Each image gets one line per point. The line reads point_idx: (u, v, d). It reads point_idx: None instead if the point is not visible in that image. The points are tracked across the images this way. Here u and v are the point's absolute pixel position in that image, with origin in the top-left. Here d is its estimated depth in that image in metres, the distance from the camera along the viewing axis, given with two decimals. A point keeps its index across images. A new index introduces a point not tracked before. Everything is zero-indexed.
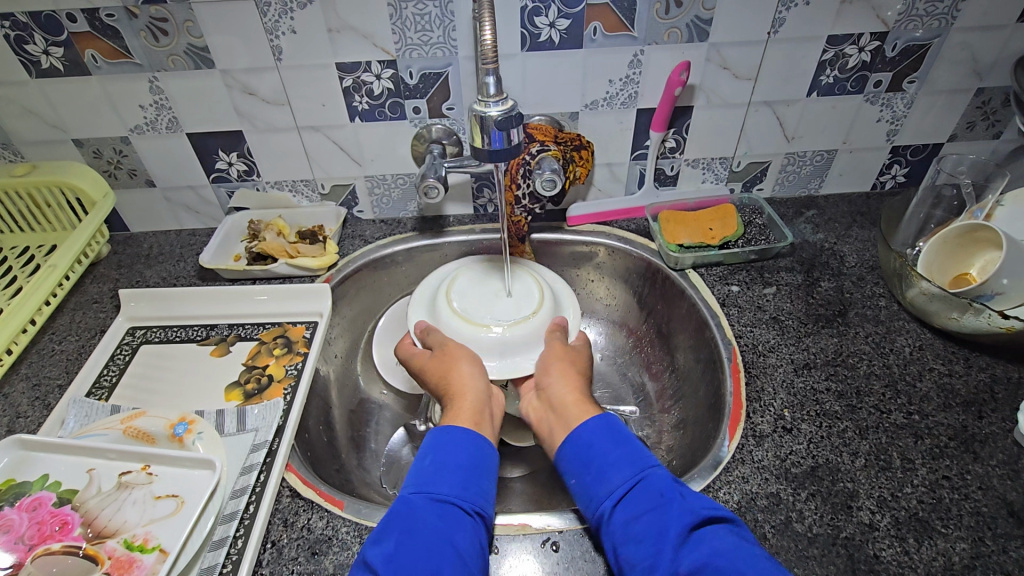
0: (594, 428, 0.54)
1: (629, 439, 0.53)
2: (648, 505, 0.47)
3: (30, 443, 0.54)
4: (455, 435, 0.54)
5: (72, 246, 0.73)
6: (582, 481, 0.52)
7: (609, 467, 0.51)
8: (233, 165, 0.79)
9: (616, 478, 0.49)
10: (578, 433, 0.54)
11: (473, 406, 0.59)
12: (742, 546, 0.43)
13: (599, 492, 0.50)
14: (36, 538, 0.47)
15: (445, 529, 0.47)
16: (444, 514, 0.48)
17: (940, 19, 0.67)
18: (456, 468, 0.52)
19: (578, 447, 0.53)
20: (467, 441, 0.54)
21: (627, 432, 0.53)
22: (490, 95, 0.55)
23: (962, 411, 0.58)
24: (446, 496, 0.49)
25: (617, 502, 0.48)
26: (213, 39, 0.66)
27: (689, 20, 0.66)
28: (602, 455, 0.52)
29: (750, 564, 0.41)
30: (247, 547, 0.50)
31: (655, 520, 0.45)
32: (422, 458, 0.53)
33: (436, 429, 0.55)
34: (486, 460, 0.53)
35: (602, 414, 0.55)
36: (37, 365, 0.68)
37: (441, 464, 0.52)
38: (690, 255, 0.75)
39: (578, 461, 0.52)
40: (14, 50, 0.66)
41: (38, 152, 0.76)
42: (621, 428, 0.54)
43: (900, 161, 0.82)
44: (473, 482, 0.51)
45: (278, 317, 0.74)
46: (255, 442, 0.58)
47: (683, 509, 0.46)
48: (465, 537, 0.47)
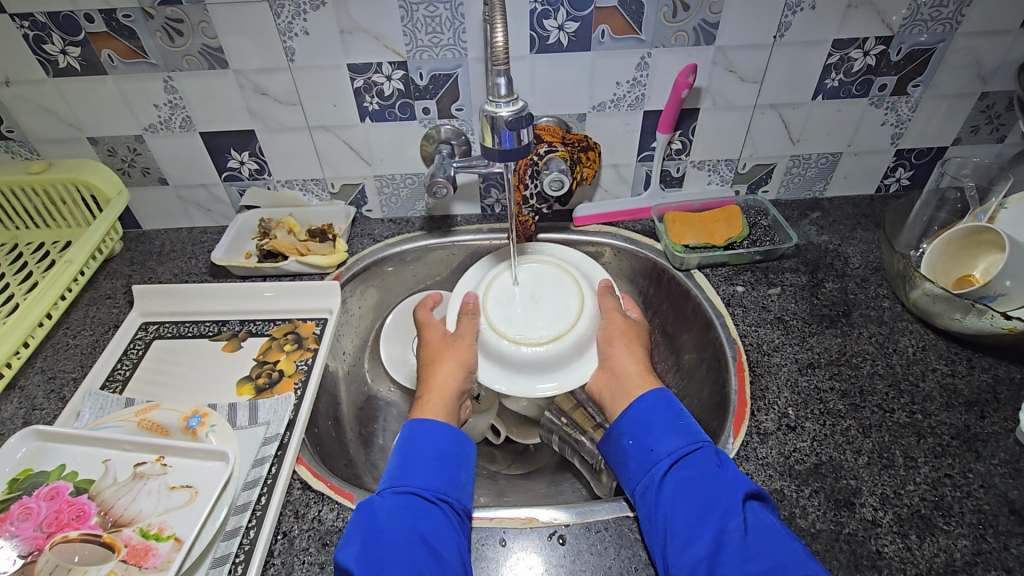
0: (655, 400, 0.57)
1: (685, 414, 0.56)
2: (704, 470, 0.50)
3: (47, 434, 0.55)
4: (426, 427, 0.56)
5: (87, 242, 0.74)
6: (639, 443, 0.55)
7: (668, 433, 0.54)
8: (245, 164, 0.80)
9: (676, 442, 0.53)
10: (641, 403, 0.57)
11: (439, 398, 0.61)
12: (778, 526, 0.46)
13: (656, 453, 0.53)
14: (55, 526, 0.48)
15: (410, 519, 0.48)
16: (406, 506, 0.50)
17: (944, 24, 0.67)
18: (430, 458, 0.54)
19: (639, 414, 0.57)
20: (438, 433, 0.56)
21: (682, 408, 0.57)
22: (500, 96, 0.56)
23: (964, 411, 0.59)
24: (413, 487, 0.51)
25: (675, 463, 0.52)
26: (227, 39, 0.67)
27: (696, 24, 0.67)
28: (660, 423, 0.55)
29: (783, 539, 0.44)
30: (259, 538, 0.51)
31: (711, 484, 0.49)
32: (394, 454, 0.55)
33: (410, 422, 0.58)
34: (458, 449, 0.56)
35: (662, 388, 0.59)
36: (52, 358, 0.69)
37: (408, 459, 0.54)
38: (695, 256, 0.75)
39: (639, 426, 0.56)
40: (32, 50, 0.67)
41: (54, 150, 0.78)
42: (679, 404, 0.58)
43: (904, 164, 0.82)
44: (442, 471, 0.53)
45: (289, 314, 0.75)
46: (266, 436, 0.59)
47: (736, 478, 0.49)
48: (430, 524, 0.48)
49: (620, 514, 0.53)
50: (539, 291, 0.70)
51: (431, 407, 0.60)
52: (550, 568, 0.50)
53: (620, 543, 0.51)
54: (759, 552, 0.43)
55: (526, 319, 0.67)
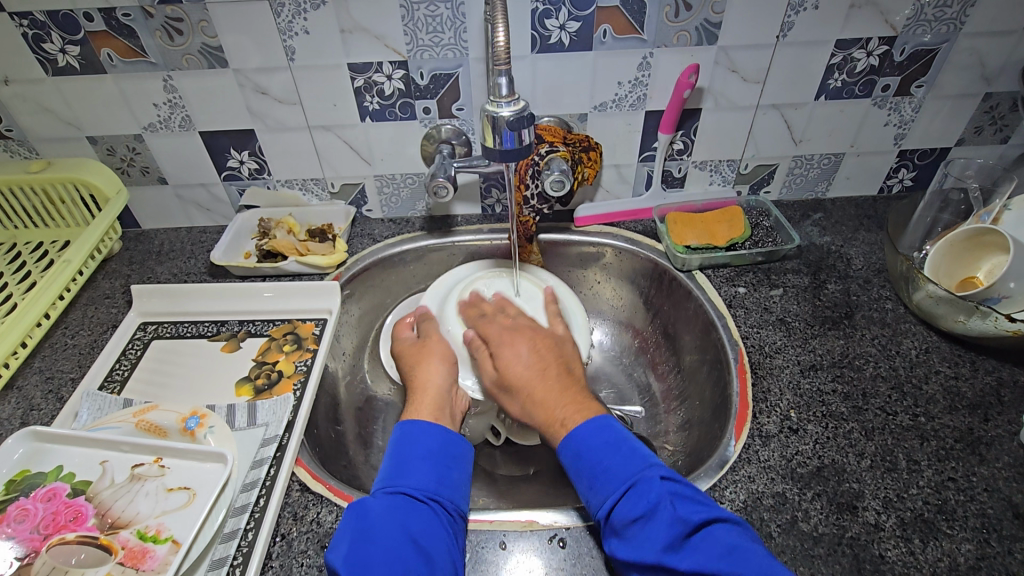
0: (588, 433, 0.54)
1: (617, 444, 0.53)
2: (637, 511, 0.47)
3: (44, 434, 0.55)
4: (417, 427, 0.56)
5: (86, 242, 0.74)
6: (580, 489, 0.53)
7: (597, 476, 0.51)
8: (245, 163, 0.80)
9: (605, 489, 0.50)
10: (568, 442, 0.54)
11: (434, 400, 0.60)
12: (734, 548, 0.43)
13: (593, 501, 0.51)
14: (51, 528, 0.48)
15: (400, 519, 0.48)
16: (397, 506, 0.49)
17: (948, 25, 0.67)
18: (420, 458, 0.53)
19: (571, 456, 0.54)
20: (430, 433, 0.55)
21: (618, 435, 0.53)
22: (502, 96, 0.56)
23: (967, 414, 0.58)
24: (404, 487, 0.51)
25: (608, 513, 0.49)
26: (227, 38, 0.67)
27: (698, 23, 0.66)
28: (591, 461, 0.52)
29: (738, 567, 0.42)
30: (258, 540, 0.50)
31: (644, 528, 0.46)
32: (386, 456, 0.54)
33: (400, 424, 0.57)
34: (452, 449, 0.55)
35: (593, 419, 0.55)
36: (50, 358, 0.69)
37: (399, 460, 0.53)
38: (696, 257, 0.75)
39: (575, 469, 0.53)
40: (31, 48, 0.67)
41: (53, 149, 0.77)
42: (611, 431, 0.54)
43: (907, 165, 0.82)
44: (434, 471, 0.53)
45: (288, 314, 0.74)
46: (265, 437, 0.59)
47: (671, 515, 0.46)
48: (421, 523, 0.48)
49: None
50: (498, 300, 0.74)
51: (424, 406, 0.59)
52: (550, 571, 0.50)
53: None
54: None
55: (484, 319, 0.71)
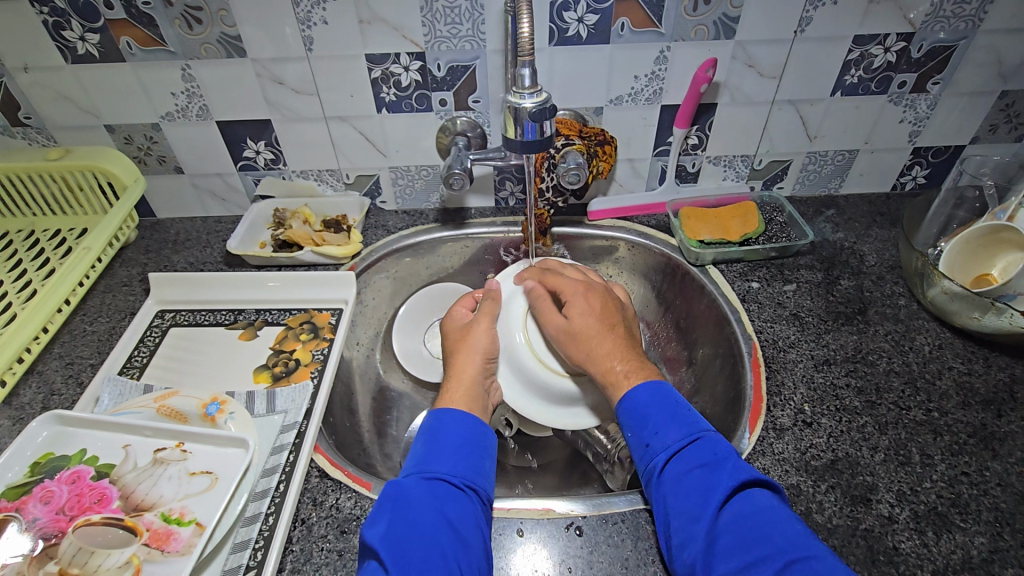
0: (648, 390, 0.55)
1: (681, 404, 0.54)
2: (704, 463, 0.49)
3: (68, 418, 0.56)
4: (451, 416, 0.56)
5: (104, 229, 0.75)
6: (636, 436, 0.54)
7: (664, 425, 0.53)
8: (261, 153, 0.80)
9: (671, 436, 0.52)
10: (634, 393, 0.55)
11: (469, 388, 0.61)
12: (783, 511, 0.46)
13: (653, 447, 0.52)
14: (77, 509, 0.49)
15: (437, 502, 0.49)
16: (433, 491, 0.50)
17: (966, 21, 0.67)
18: (455, 445, 0.54)
19: (635, 406, 0.55)
20: (463, 423, 0.56)
21: (680, 397, 0.55)
22: (524, 88, 0.56)
23: (981, 409, 0.59)
24: (439, 472, 0.51)
25: (672, 457, 0.51)
26: (246, 29, 0.67)
27: (716, 17, 0.66)
28: (658, 413, 0.54)
29: (788, 524, 0.44)
30: (279, 524, 0.51)
31: (709, 477, 0.48)
32: (417, 442, 0.55)
33: (433, 410, 0.58)
34: (481, 439, 0.56)
35: (656, 380, 0.57)
36: (69, 345, 0.70)
37: (434, 445, 0.54)
38: (710, 251, 0.75)
39: (635, 418, 0.54)
40: (52, 36, 0.67)
41: (71, 137, 0.78)
42: (675, 393, 0.56)
43: (921, 163, 0.82)
44: (467, 457, 0.53)
45: (304, 303, 0.75)
46: (284, 423, 0.59)
47: (736, 469, 0.48)
48: (456, 509, 0.49)
49: (637, 506, 0.53)
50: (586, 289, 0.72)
51: (458, 395, 0.60)
52: (567, 559, 0.50)
53: (637, 535, 0.52)
54: (761, 537, 0.44)
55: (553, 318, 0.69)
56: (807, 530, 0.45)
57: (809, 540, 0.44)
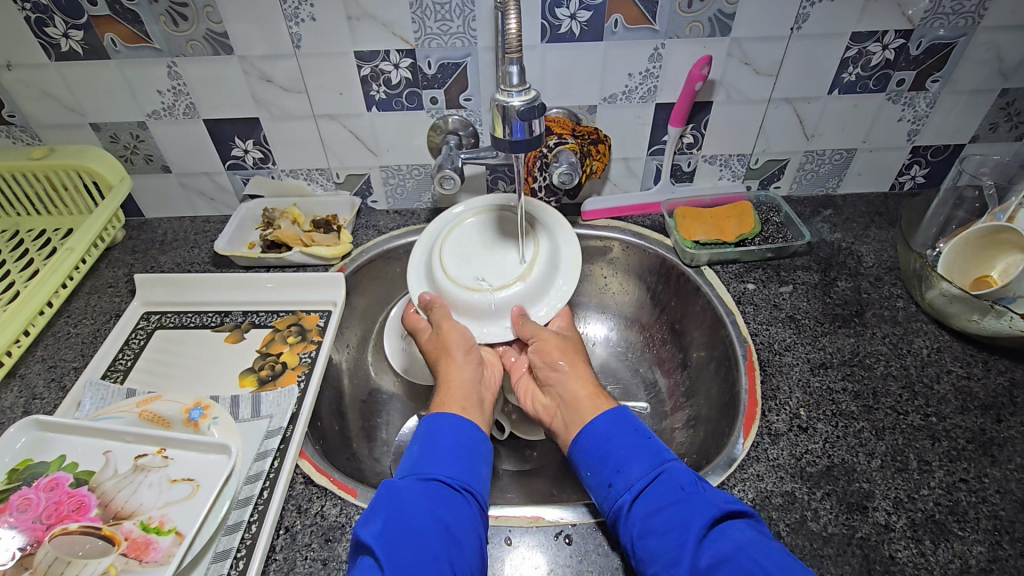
0: (606, 423, 0.55)
1: (644, 435, 0.54)
2: (671, 497, 0.48)
3: (47, 424, 0.54)
4: (449, 419, 0.55)
5: (89, 230, 0.73)
6: (597, 475, 0.53)
7: (626, 461, 0.52)
8: (249, 152, 0.79)
9: (634, 472, 0.51)
10: (594, 426, 0.55)
11: (462, 394, 0.60)
12: (760, 537, 0.44)
13: (616, 486, 0.51)
14: (54, 518, 0.48)
15: (433, 505, 0.47)
16: (430, 494, 0.48)
17: (966, 18, 0.66)
18: (452, 450, 0.53)
19: (596, 439, 0.54)
20: (460, 427, 0.55)
21: (641, 426, 0.55)
22: (513, 85, 0.54)
23: (979, 414, 0.58)
24: (435, 476, 0.50)
25: (637, 495, 0.49)
26: (232, 25, 0.66)
27: (711, 14, 0.65)
28: (618, 449, 0.53)
29: (769, 553, 0.42)
30: (262, 533, 0.50)
31: (679, 512, 0.46)
32: (414, 445, 0.54)
33: (429, 415, 0.57)
34: (478, 445, 0.55)
35: (613, 409, 0.56)
36: (53, 347, 0.68)
37: (430, 449, 0.53)
38: (705, 252, 0.74)
39: (595, 456, 0.53)
40: (34, 33, 0.66)
41: (56, 135, 0.76)
42: (636, 424, 0.55)
43: (920, 162, 0.81)
44: (465, 463, 0.52)
45: (293, 305, 0.74)
46: (269, 428, 0.58)
47: (707, 501, 0.47)
48: (453, 512, 0.47)
49: None
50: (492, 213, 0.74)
51: (452, 399, 0.59)
52: (556, 568, 0.49)
53: None
54: (745, 572, 0.41)
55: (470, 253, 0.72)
56: (792, 557, 0.43)
57: (795, 565, 0.41)
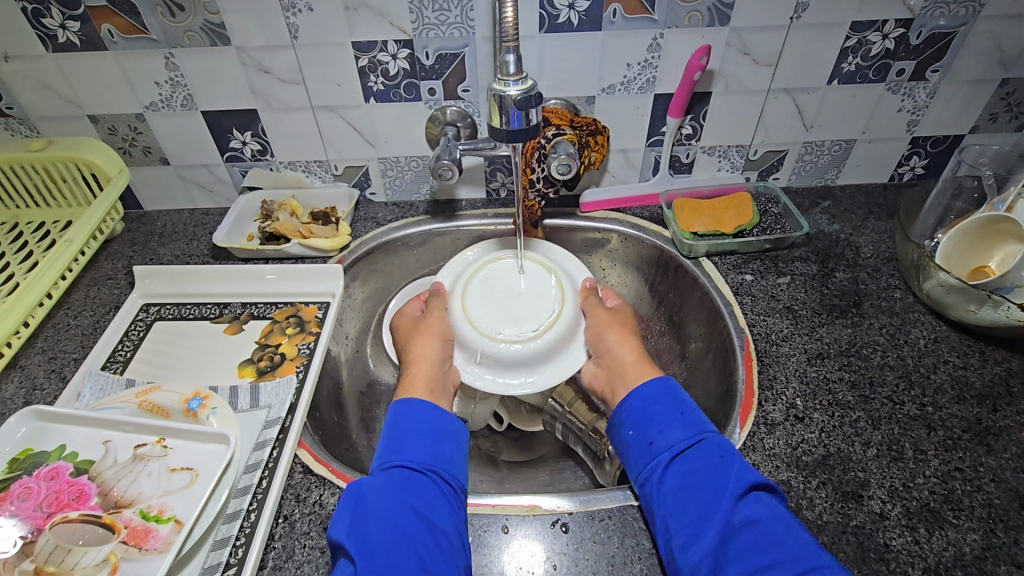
0: (655, 392, 0.56)
1: (688, 404, 0.55)
2: (707, 460, 0.49)
3: (46, 414, 0.55)
4: (411, 404, 0.55)
5: (88, 222, 0.73)
6: (639, 434, 0.54)
7: (670, 424, 0.53)
8: (247, 144, 0.79)
9: (676, 434, 0.52)
10: (642, 391, 0.56)
11: (427, 375, 0.61)
12: (786, 512, 0.46)
13: (656, 446, 0.52)
14: (55, 506, 0.48)
15: (398, 492, 0.48)
16: (398, 483, 0.49)
17: (967, 7, 0.65)
18: (415, 434, 0.53)
19: (643, 403, 0.56)
20: (422, 409, 0.55)
21: (685, 397, 0.56)
22: (509, 75, 0.54)
23: (976, 404, 0.58)
24: (401, 461, 0.51)
25: (675, 455, 0.50)
26: (229, 16, 0.65)
27: (710, 3, 0.65)
28: (664, 414, 0.54)
29: (795, 529, 0.44)
30: (260, 522, 0.50)
31: (714, 477, 0.48)
32: (382, 434, 0.54)
33: (397, 400, 0.57)
34: (439, 421, 0.55)
35: (664, 378, 0.57)
36: (52, 339, 0.69)
37: (399, 435, 0.53)
38: (703, 243, 0.74)
39: (640, 418, 0.55)
40: (31, 24, 0.66)
41: (54, 127, 0.77)
42: (682, 393, 0.56)
43: (919, 153, 0.81)
44: (431, 445, 0.52)
45: (291, 297, 0.74)
46: (268, 419, 0.58)
47: (741, 468, 0.48)
48: (420, 496, 0.48)
49: (625, 502, 0.53)
50: (476, 269, 0.73)
51: (416, 382, 0.60)
52: (553, 556, 0.50)
53: (624, 531, 0.51)
54: (770, 541, 0.43)
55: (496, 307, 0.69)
56: (813, 537, 0.44)
57: (816, 545, 0.43)
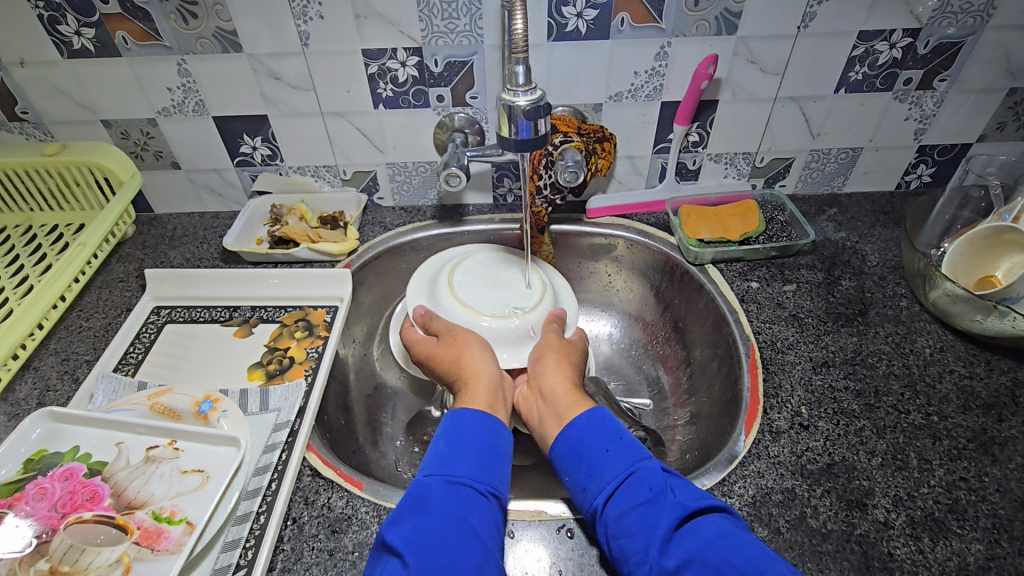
0: (589, 422, 0.54)
1: (620, 432, 0.53)
2: (640, 498, 0.47)
3: (60, 415, 0.56)
4: (474, 417, 0.55)
5: (101, 225, 0.75)
6: (574, 479, 0.52)
7: (600, 463, 0.51)
8: (258, 149, 0.80)
9: (606, 474, 0.50)
10: (569, 431, 0.54)
11: (490, 388, 0.60)
12: (738, 534, 0.44)
13: (590, 489, 0.50)
14: (69, 506, 0.49)
15: (461, 510, 0.47)
16: (456, 498, 0.48)
17: (975, 17, 0.65)
18: (477, 450, 0.52)
19: (571, 444, 0.53)
20: (481, 422, 0.55)
21: (614, 424, 0.54)
22: (518, 85, 0.55)
23: (981, 414, 0.58)
24: (460, 477, 0.50)
25: (608, 498, 0.48)
26: (241, 23, 0.66)
27: (717, 13, 0.65)
28: (592, 449, 0.52)
29: (747, 547, 0.42)
30: (270, 524, 0.51)
31: (648, 513, 0.46)
32: (438, 440, 0.53)
33: (452, 412, 0.56)
34: (493, 439, 0.54)
35: (592, 409, 0.55)
36: (66, 340, 0.70)
37: (456, 445, 0.52)
38: (709, 250, 0.75)
39: (571, 456, 0.53)
40: (47, 31, 0.67)
41: (68, 132, 0.78)
42: (612, 419, 0.54)
43: (926, 161, 0.81)
44: (490, 465, 0.52)
45: (300, 300, 0.75)
46: (277, 422, 0.59)
47: (674, 501, 0.46)
48: (479, 517, 0.47)
49: None
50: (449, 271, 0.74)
51: (480, 395, 0.58)
52: (558, 561, 0.50)
53: None
54: (712, 573, 0.41)
55: (475, 294, 0.72)
56: (772, 554, 0.42)
57: (772, 558, 0.41)
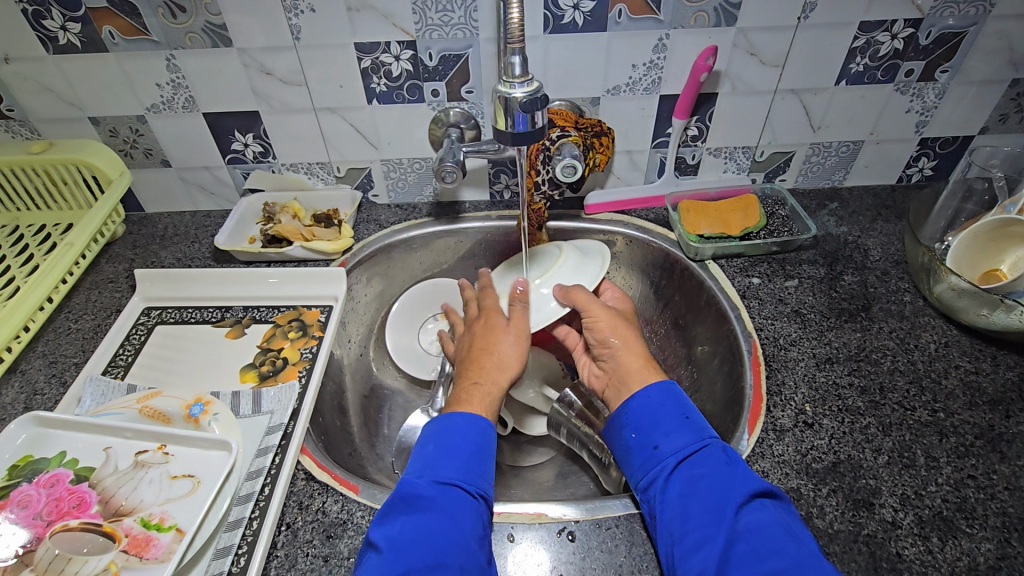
0: (662, 392, 0.54)
1: (691, 408, 0.53)
2: (717, 468, 0.48)
3: (46, 419, 0.54)
4: (462, 419, 0.52)
5: (88, 225, 0.73)
6: (643, 437, 0.52)
7: (675, 428, 0.51)
8: (249, 146, 0.78)
9: (683, 439, 0.50)
10: (647, 394, 0.54)
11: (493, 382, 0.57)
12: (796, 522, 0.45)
13: (662, 450, 0.50)
14: (55, 514, 0.47)
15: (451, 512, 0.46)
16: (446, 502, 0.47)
17: (977, 7, 0.64)
18: (467, 451, 0.50)
19: (648, 404, 0.53)
20: (475, 426, 0.52)
21: (687, 401, 0.54)
22: (515, 76, 0.54)
23: (988, 410, 0.57)
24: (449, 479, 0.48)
25: (682, 461, 0.49)
26: (230, 17, 0.65)
27: (717, 3, 0.64)
28: (668, 416, 0.52)
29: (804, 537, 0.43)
30: (262, 529, 0.50)
31: (723, 484, 0.46)
32: (423, 445, 0.51)
33: (444, 414, 0.53)
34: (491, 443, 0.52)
35: (668, 380, 0.56)
36: (53, 343, 0.68)
37: (443, 450, 0.50)
38: (709, 246, 0.73)
39: (643, 418, 0.53)
40: (32, 26, 0.65)
41: (56, 130, 0.76)
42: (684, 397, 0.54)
43: (928, 154, 0.80)
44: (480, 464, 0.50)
45: (294, 299, 0.73)
46: (270, 424, 0.58)
47: (750, 479, 0.47)
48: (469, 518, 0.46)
49: (632, 510, 0.52)
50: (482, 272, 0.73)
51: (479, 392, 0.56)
52: (559, 565, 0.49)
53: (631, 540, 0.50)
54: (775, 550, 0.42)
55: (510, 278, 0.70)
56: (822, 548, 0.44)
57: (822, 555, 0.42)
